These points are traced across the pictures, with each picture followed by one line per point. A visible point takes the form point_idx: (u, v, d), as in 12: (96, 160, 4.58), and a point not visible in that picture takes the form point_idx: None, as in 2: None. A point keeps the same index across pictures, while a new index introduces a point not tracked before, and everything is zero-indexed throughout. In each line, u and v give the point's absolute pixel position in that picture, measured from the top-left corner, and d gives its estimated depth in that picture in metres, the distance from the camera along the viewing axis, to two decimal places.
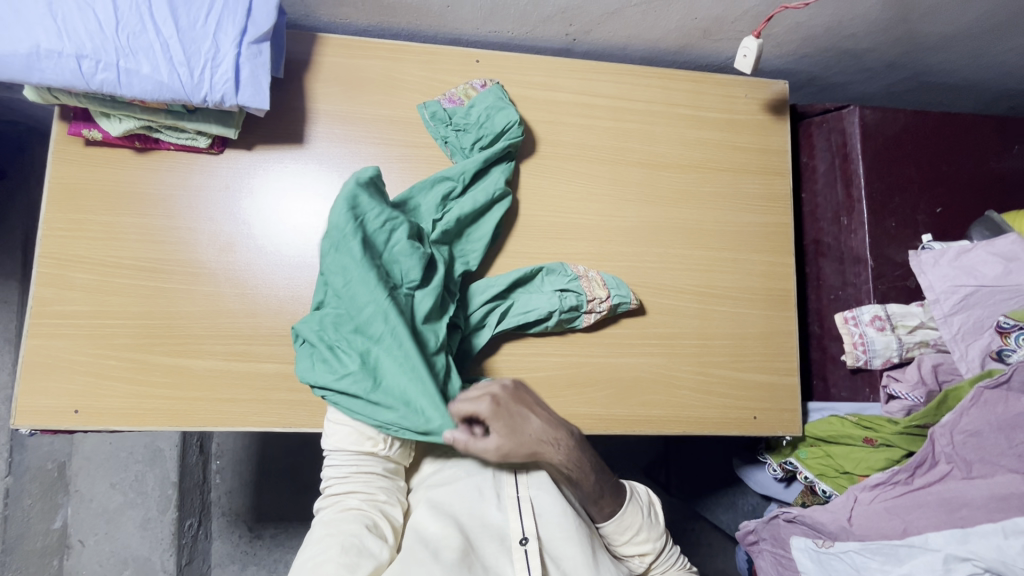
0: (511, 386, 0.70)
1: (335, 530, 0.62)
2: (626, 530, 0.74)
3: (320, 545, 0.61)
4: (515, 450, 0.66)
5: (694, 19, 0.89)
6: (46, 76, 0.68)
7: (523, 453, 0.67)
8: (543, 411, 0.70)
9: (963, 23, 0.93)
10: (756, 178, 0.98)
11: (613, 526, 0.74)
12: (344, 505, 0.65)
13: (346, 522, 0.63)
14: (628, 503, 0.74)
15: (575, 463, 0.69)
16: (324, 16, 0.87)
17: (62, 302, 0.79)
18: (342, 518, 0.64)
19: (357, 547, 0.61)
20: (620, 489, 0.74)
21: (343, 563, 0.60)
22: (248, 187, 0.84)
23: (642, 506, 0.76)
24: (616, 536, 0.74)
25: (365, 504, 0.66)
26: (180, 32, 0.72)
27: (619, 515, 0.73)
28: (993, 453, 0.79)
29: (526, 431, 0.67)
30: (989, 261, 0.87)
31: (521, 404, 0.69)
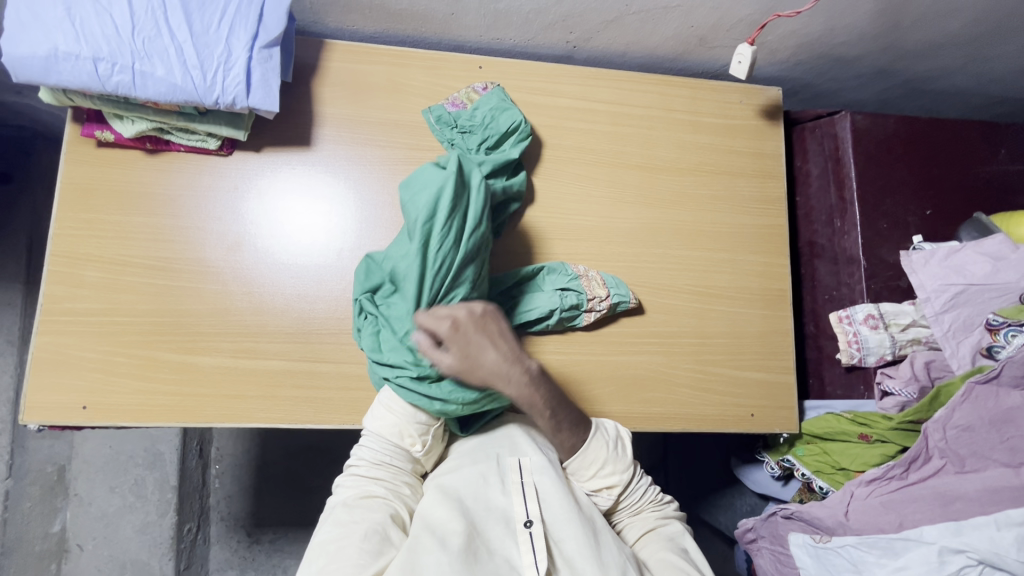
0: (478, 313, 0.70)
1: (359, 517, 0.65)
2: (592, 464, 0.75)
3: (343, 529, 0.64)
4: (466, 375, 0.69)
5: (690, 27, 0.92)
6: (63, 78, 0.70)
7: (477, 381, 0.69)
8: (506, 344, 0.71)
9: (949, 32, 0.96)
10: (752, 181, 1.00)
11: (577, 462, 0.75)
12: (369, 494, 0.68)
13: (371, 511, 0.66)
14: (590, 439, 0.76)
15: (532, 396, 0.71)
16: (332, 24, 0.90)
17: (71, 299, 0.80)
18: (367, 506, 0.66)
19: (380, 534, 0.64)
20: (585, 425, 0.76)
21: (365, 548, 0.62)
22: (255, 188, 0.86)
23: (607, 440, 0.77)
24: (581, 470, 0.75)
25: (389, 495, 0.69)
26: (194, 37, 0.74)
27: (583, 450, 0.75)
28: (985, 447, 0.80)
29: (479, 358, 0.69)
30: (978, 261, 0.89)
31: (483, 334, 0.70)
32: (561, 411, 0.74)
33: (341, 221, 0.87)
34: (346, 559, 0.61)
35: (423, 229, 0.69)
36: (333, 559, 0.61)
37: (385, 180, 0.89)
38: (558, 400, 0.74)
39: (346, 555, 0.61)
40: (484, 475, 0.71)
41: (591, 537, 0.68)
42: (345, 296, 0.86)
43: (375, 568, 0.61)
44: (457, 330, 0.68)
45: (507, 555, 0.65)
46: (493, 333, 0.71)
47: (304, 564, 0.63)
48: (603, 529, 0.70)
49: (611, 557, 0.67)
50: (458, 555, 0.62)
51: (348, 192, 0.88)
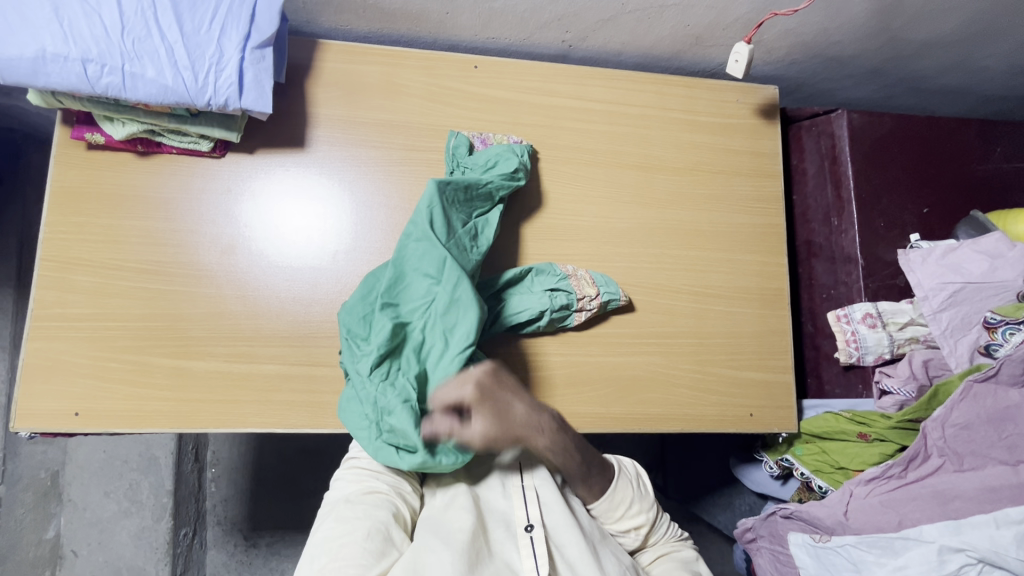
0: (490, 369, 0.71)
1: (363, 513, 0.63)
2: (619, 505, 0.74)
3: (346, 526, 0.62)
4: (499, 440, 0.68)
5: (686, 26, 0.92)
6: (51, 80, 0.69)
7: (509, 439, 0.69)
8: (524, 397, 0.71)
9: (945, 30, 0.96)
10: (749, 180, 1.00)
11: (605, 504, 0.74)
12: (373, 491, 0.67)
13: (375, 508, 0.64)
14: (617, 478, 0.75)
15: (560, 445, 0.71)
16: (325, 23, 0.89)
17: (62, 305, 0.79)
18: (371, 503, 0.65)
19: (383, 533, 0.62)
20: (608, 467, 0.75)
21: (368, 547, 0.61)
22: (249, 191, 0.84)
23: (631, 480, 0.76)
24: (607, 511, 0.74)
25: (393, 496, 0.68)
26: (185, 37, 0.73)
27: (611, 491, 0.74)
28: (984, 445, 0.80)
29: (508, 411, 0.69)
30: (974, 259, 0.89)
31: (505, 391, 0.70)
32: (587, 447, 0.73)
33: (336, 224, 0.86)
34: (348, 558, 0.59)
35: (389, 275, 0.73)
36: (335, 556, 0.59)
37: (379, 182, 0.88)
38: (584, 444, 0.73)
39: (349, 553, 0.59)
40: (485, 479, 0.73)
41: (590, 545, 0.67)
42: (340, 299, 0.85)
43: (378, 569, 0.59)
44: (477, 393, 0.68)
45: (506, 558, 0.65)
46: (510, 388, 0.71)
47: (303, 561, 0.61)
48: (603, 541, 0.70)
49: (610, 565, 0.67)
50: (461, 553, 0.61)
51: (343, 194, 0.87)
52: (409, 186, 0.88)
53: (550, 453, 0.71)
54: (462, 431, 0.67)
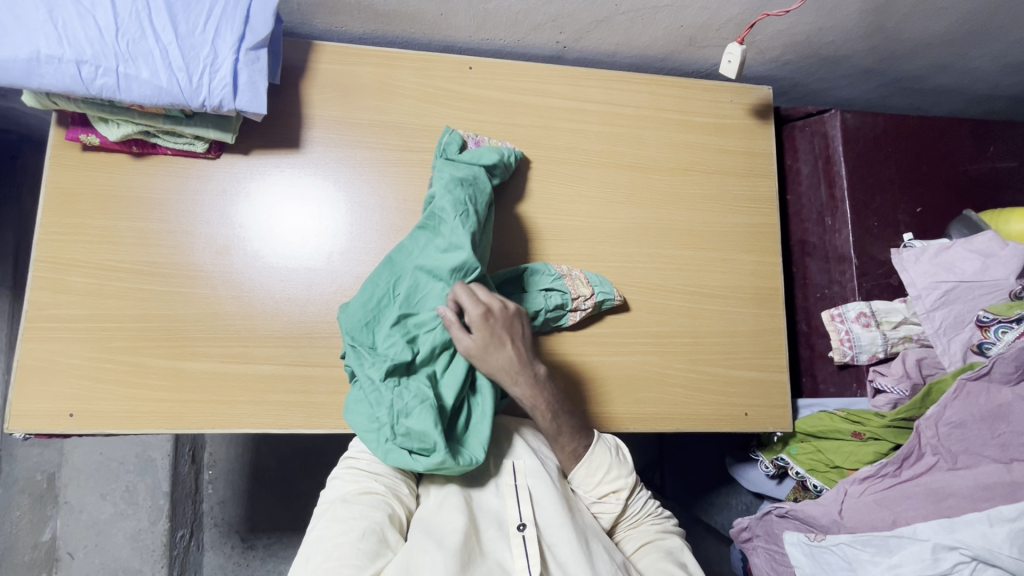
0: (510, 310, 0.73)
1: (359, 513, 0.63)
2: (596, 470, 0.75)
3: (342, 526, 0.62)
4: (480, 361, 0.71)
5: (680, 27, 0.92)
6: (45, 81, 0.69)
7: (493, 367, 0.71)
8: (522, 345, 0.73)
9: (937, 30, 0.97)
10: (743, 180, 1.00)
11: (583, 470, 0.75)
12: (369, 491, 0.67)
13: (371, 509, 0.64)
14: (595, 444, 0.76)
15: (536, 400, 0.73)
16: (320, 25, 0.89)
17: (57, 306, 0.79)
18: (367, 503, 0.65)
19: (378, 534, 0.63)
20: (588, 432, 0.77)
21: (363, 548, 0.61)
22: (244, 192, 0.85)
23: (611, 447, 0.77)
24: (585, 478, 0.75)
25: (390, 496, 0.68)
26: (180, 39, 0.73)
27: (588, 457, 0.75)
28: (977, 443, 0.81)
29: (499, 345, 0.71)
30: (967, 258, 0.90)
31: (507, 329, 0.72)
32: (567, 419, 0.75)
33: (331, 225, 0.86)
34: (343, 558, 0.59)
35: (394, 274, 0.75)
36: (331, 555, 0.60)
37: (375, 183, 0.88)
38: (564, 415, 0.75)
39: (344, 553, 0.60)
40: (479, 477, 0.72)
41: (583, 543, 0.67)
42: (335, 300, 0.85)
43: (372, 570, 0.59)
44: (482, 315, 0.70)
45: (499, 558, 0.65)
46: (515, 331, 0.73)
47: (299, 558, 0.61)
48: (595, 536, 0.70)
49: (602, 564, 0.66)
50: (454, 554, 0.62)
51: (338, 195, 0.87)
52: (404, 186, 0.89)
53: (524, 401, 0.73)
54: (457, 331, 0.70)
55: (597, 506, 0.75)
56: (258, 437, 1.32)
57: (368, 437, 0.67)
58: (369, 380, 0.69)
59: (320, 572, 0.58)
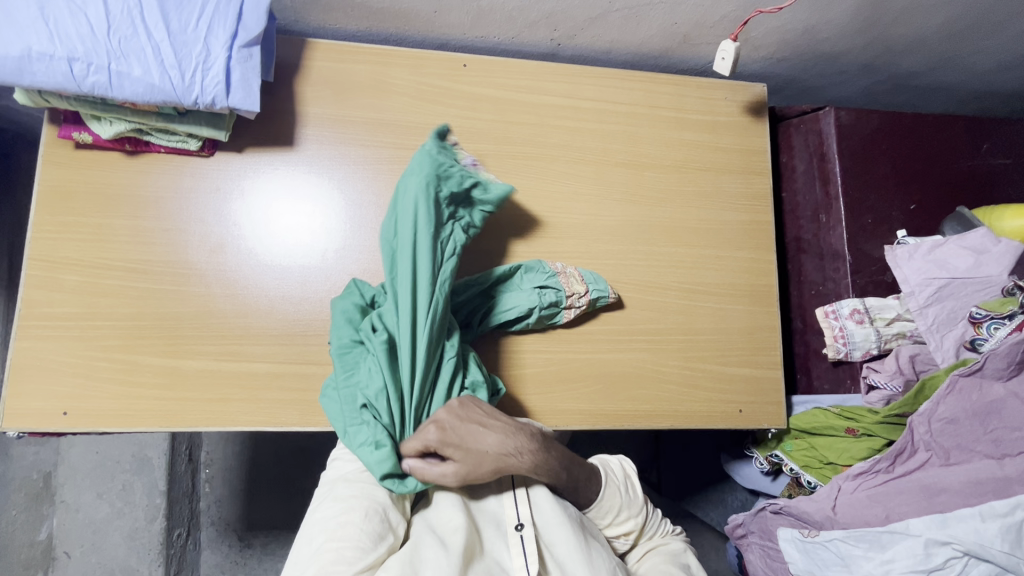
0: (457, 406, 0.66)
1: (361, 492, 0.64)
2: (608, 513, 0.74)
3: (344, 505, 0.62)
4: (477, 473, 0.63)
5: (674, 24, 0.92)
6: (37, 79, 0.69)
7: (488, 466, 0.64)
8: (500, 421, 0.66)
9: (931, 27, 0.97)
10: (738, 178, 1.00)
11: (594, 513, 0.73)
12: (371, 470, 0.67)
13: (373, 488, 0.64)
14: (606, 486, 0.73)
15: (548, 459, 0.67)
16: (314, 22, 0.89)
17: (51, 304, 0.79)
18: (368, 481, 0.65)
19: (380, 514, 0.62)
20: (595, 475, 0.73)
21: (366, 527, 0.61)
22: (238, 189, 0.85)
23: (619, 485, 0.75)
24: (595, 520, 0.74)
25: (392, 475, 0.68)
26: (172, 36, 0.73)
27: (599, 500, 0.73)
28: (969, 439, 0.81)
29: (478, 448, 0.63)
30: (960, 254, 0.90)
31: (470, 420, 0.65)
32: (577, 469, 0.71)
33: (326, 223, 0.86)
34: (347, 538, 0.59)
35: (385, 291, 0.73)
36: (334, 535, 0.59)
37: (369, 180, 0.88)
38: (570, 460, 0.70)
39: (347, 533, 0.59)
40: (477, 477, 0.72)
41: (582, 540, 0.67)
42: (330, 298, 0.85)
43: (375, 551, 0.59)
44: (442, 433, 0.64)
45: (497, 557, 0.65)
46: (479, 418, 0.66)
47: (302, 538, 0.61)
48: (591, 534, 0.70)
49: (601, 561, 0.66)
50: (455, 553, 0.61)
51: (334, 192, 0.87)
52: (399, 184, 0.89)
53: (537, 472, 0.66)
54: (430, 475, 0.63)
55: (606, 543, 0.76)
56: (255, 435, 1.33)
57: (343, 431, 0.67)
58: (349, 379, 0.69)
59: (324, 551, 0.58)
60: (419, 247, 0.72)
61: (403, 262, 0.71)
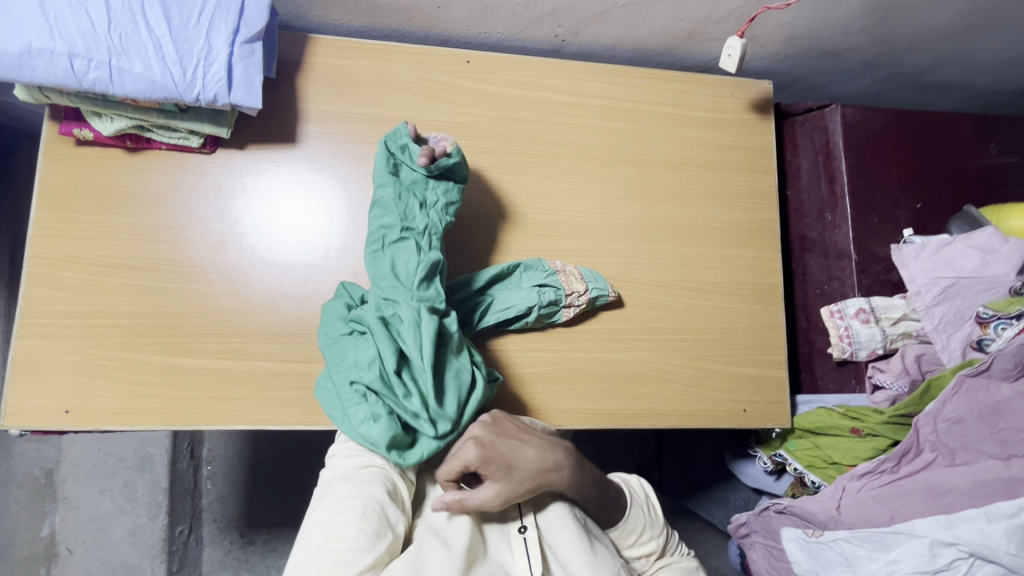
0: (491, 421, 0.67)
1: (357, 491, 0.62)
2: (631, 534, 0.73)
3: (341, 506, 0.61)
4: (517, 491, 0.63)
5: (680, 20, 0.92)
6: (38, 75, 0.68)
7: (530, 482, 0.64)
8: (533, 436, 0.67)
9: (939, 24, 0.96)
10: (743, 175, 0.99)
11: (618, 533, 0.73)
12: (368, 465, 0.65)
13: (370, 485, 0.63)
14: (630, 508, 0.74)
15: (580, 476, 0.68)
16: (316, 18, 0.88)
17: (52, 302, 0.79)
18: (365, 478, 0.63)
19: (378, 512, 0.61)
20: (620, 497, 0.74)
21: (363, 527, 0.59)
22: (240, 186, 0.84)
23: (643, 506, 0.76)
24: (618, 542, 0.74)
25: (390, 471, 0.66)
26: (173, 32, 0.72)
27: (624, 521, 0.73)
28: (975, 440, 0.81)
29: (520, 465, 0.64)
30: (967, 254, 0.89)
31: (510, 435, 0.66)
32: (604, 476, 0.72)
33: (328, 220, 0.86)
34: (344, 541, 0.58)
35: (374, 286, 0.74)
36: (331, 537, 0.58)
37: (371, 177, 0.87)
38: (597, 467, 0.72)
39: (344, 535, 0.58)
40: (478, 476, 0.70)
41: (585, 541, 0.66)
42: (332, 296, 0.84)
43: (373, 552, 0.58)
44: (483, 451, 0.63)
45: (501, 560, 0.64)
46: (516, 434, 0.67)
47: (301, 541, 0.60)
48: (596, 536, 0.69)
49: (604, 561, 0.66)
50: (458, 556, 0.60)
51: (335, 189, 0.86)
52: None
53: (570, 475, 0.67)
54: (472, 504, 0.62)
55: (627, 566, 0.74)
56: (257, 433, 1.32)
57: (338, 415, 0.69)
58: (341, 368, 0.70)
59: (322, 555, 0.57)
60: (392, 247, 0.75)
61: (373, 263, 0.74)
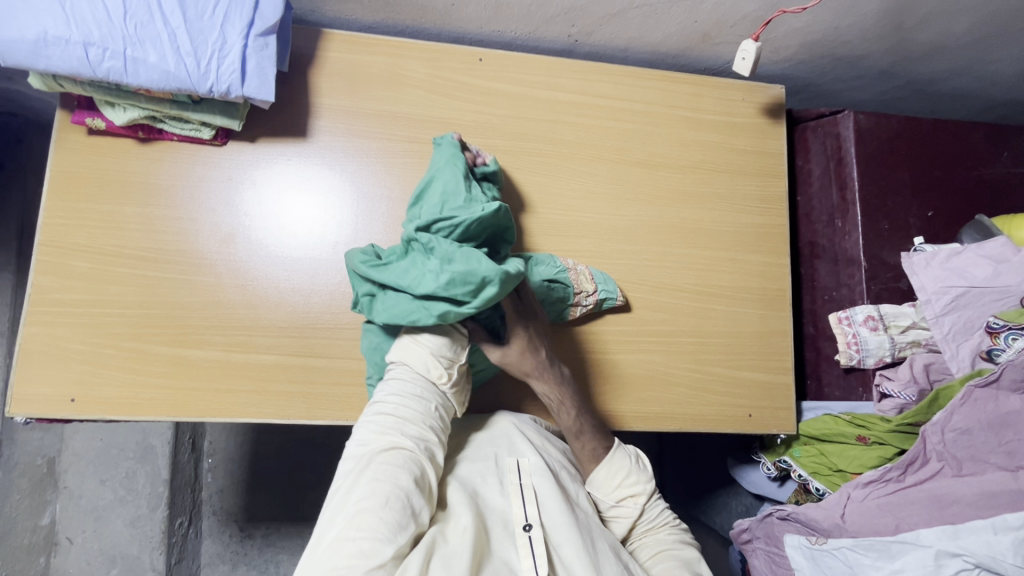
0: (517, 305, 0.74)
1: (383, 475, 0.56)
2: (617, 474, 0.76)
3: (363, 490, 0.55)
4: (514, 366, 0.75)
5: (694, 23, 0.91)
6: (52, 63, 0.68)
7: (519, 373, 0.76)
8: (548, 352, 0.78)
9: (955, 32, 0.95)
10: (753, 180, 0.99)
11: (603, 472, 0.76)
12: (397, 446, 0.60)
13: (397, 470, 0.57)
14: (615, 448, 0.77)
15: (557, 398, 0.78)
16: (330, 13, 0.88)
17: (60, 290, 0.79)
18: (392, 462, 0.58)
19: (403, 500, 0.56)
20: (607, 437, 0.78)
21: (386, 517, 0.54)
22: (250, 179, 0.84)
23: (631, 453, 0.78)
24: (604, 495, 0.75)
25: (419, 458, 0.60)
26: (189, 23, 0.72)
27: (608, 460, 0.76)
28: (983, 450, 0.80)
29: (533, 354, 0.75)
30: (979, 263, 0.89)
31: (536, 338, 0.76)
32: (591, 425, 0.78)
33: (337, 214, 0.86)
34: (366, 528, 0.52)
35: (419, 241, 0.70)
36: (351, 525, 0.52)
37: (380, 173, 0.87)
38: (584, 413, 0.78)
39: (366, 522, 0.53)
40: (481, 474, 0.69)
41: (587, 544, 0.65)
42: (340, 290, 0.84)
43: (395, 544, 0.53)
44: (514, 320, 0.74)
45: (504, 557, 0.62)
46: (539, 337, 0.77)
47: (321, 524, 0.55)
48: (597, 542, 0.67)
49: (605, 563, 0.65)
50: (463, 553, 0.58)
51: (345, 185, 0.86)
52: (412, 178, 0.88)
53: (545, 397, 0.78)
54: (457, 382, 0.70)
55: (614, 510, 0.75)
56: (258, 427, 1.32)
57: (407, 315, 0.68)
58: (397, 274, 0.69)
59: (341, 543, 0.52)
60: (445, 207, 0.73)
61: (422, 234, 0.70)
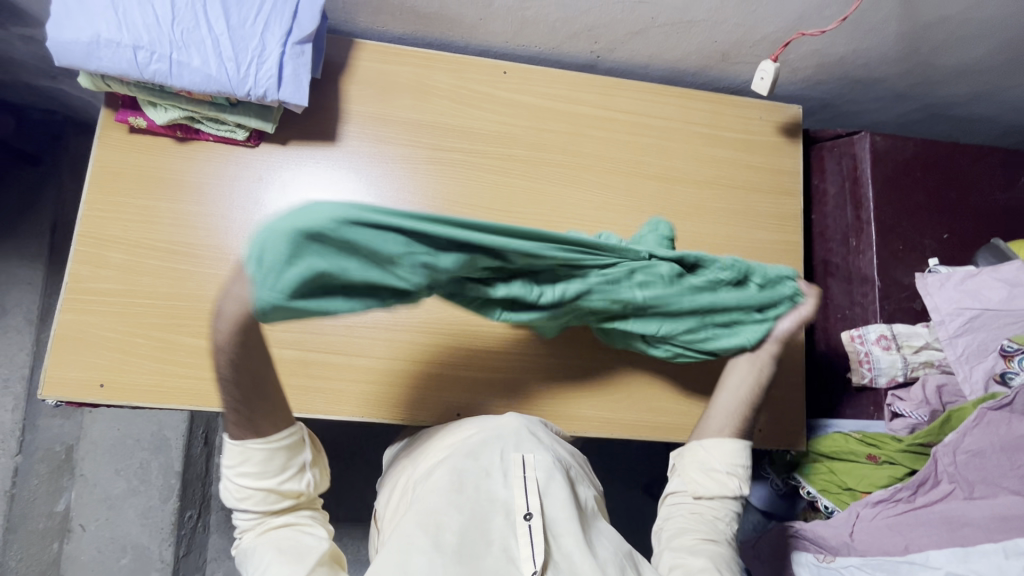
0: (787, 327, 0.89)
1: (271, 540, 0.67)
2: (725, 455, 0.80)
3: (259, 559, 0.65)
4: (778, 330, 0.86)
5: (714, 42, 0.94)
6: (103, 64, 0.72)
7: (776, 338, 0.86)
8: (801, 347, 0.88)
9: (974, 56, 0.96)
10: (769, 198, 1.00)
11: (716, 444, 0.81)
12: (272, 527, 0.68)
13: (280, 534, 0.67)
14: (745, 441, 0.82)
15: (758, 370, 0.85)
16: (363, 24, 0.92)
17: (96, 279, 0.82)
18: (276, 531, 0.68)
19: (294, 544, 0.66)
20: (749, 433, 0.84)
21: (284, 558, 0.64)
22: (278, 179, 0.87)
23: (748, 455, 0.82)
24: (721, 458, 0.80)
25: (296, 524, 0.69)
26: (231, 30, 0.76)
27: (731, 440, 0.81)
28: (995, 474, 0.80)
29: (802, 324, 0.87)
30: (995, 286, 0.89)
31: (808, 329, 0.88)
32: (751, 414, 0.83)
33: None
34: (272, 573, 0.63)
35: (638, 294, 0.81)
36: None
37: (404, 179, 0.90)
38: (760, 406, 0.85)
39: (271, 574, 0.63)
40: (486, 467, 0.70)
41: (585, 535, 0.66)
42: None
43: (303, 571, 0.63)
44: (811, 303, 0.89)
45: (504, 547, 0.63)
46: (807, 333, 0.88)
47: None
48: (593, 533, 0.69)
49: (606, 554, 0.66)
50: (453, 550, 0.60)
51: (370, 189, 0.89)
52: (434, 184, 0.91)
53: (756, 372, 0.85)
54: (235, 419, 0.66)
55: (700, 479, 0.80)
56: None
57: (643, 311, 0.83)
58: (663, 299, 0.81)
59: None
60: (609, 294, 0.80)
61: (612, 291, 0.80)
